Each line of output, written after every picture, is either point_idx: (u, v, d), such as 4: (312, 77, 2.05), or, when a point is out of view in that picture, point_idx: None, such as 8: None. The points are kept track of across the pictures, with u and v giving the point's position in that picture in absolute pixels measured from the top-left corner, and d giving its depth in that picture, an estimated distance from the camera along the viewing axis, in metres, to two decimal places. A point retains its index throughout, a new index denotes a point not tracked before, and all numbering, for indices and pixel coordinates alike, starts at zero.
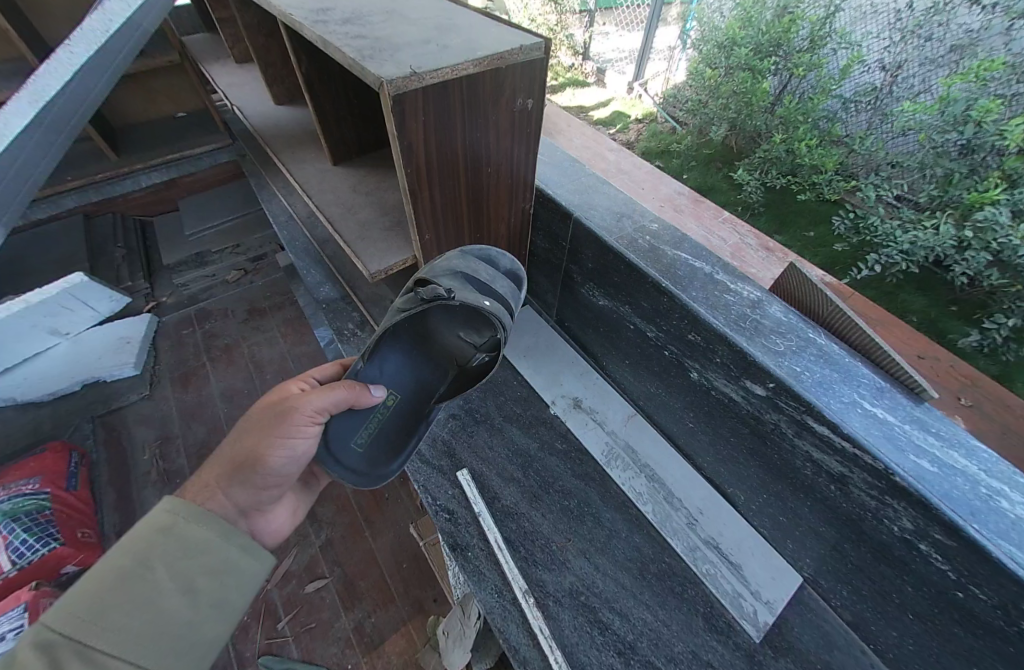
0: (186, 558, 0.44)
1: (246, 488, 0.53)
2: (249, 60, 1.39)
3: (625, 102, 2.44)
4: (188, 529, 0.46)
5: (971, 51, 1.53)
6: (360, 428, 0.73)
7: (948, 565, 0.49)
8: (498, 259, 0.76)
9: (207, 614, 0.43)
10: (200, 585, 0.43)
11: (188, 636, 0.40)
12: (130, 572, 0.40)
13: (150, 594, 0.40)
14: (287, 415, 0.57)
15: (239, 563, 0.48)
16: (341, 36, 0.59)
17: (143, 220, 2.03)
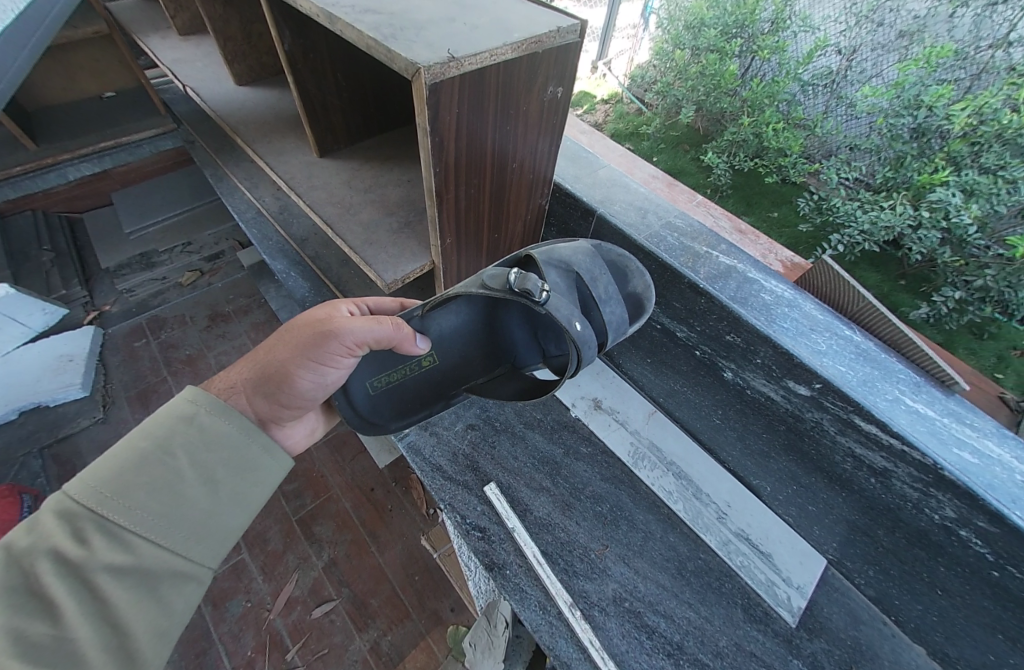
0: (206, 450, 0.43)
1: (270, 400, 0.52)
2: (195, 30, 1.21)
3: (589, 82, 2.34)
4: (206, 421, 0.44)
5: (919, 37, 1.58)
6: (385, 372, 0.70)
7: (987, 548, 0.51)
8: (632, 276, 0.71)
9: (225, 507, 0.43)
10: (218, 478, 0.43)
11: (203, 523, 0.41)
12: (150, 454, 0.40)
13: (168, 480, 0.40)
14: (324, 340, 0.52)
15: (259, 462, 0.46)
16: (347, 9, 0.51)
17: (71, 217, 1.78)
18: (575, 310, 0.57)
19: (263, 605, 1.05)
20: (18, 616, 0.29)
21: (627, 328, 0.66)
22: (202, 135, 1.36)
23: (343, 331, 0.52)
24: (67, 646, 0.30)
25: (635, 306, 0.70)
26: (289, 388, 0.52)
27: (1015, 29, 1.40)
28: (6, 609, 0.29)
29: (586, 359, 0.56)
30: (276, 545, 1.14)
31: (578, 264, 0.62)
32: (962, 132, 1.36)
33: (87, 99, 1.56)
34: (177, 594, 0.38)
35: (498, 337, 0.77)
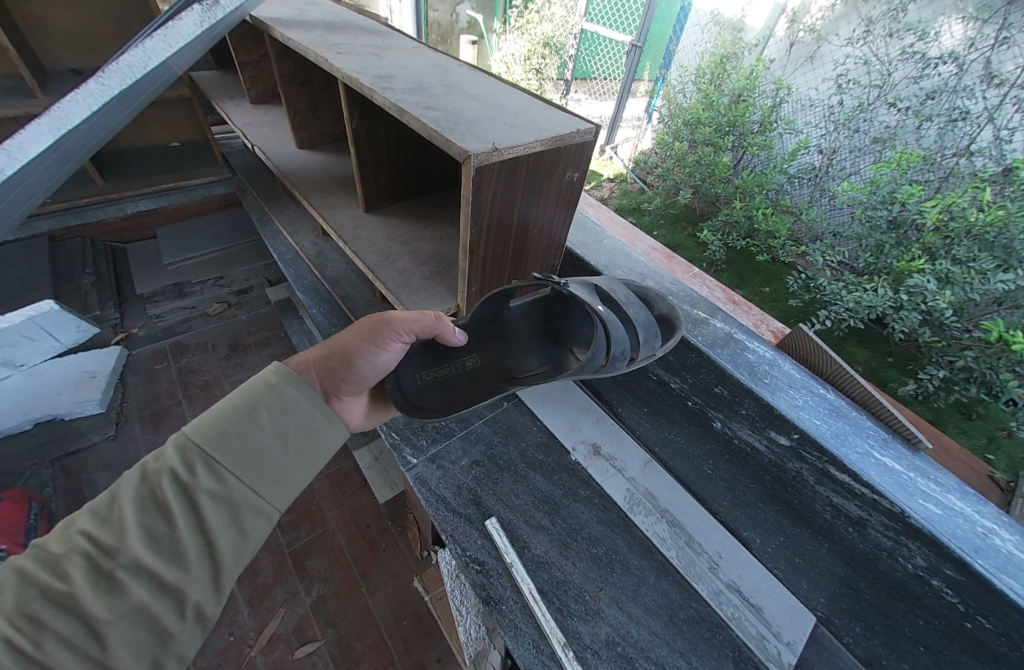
0: (284, 412, 0.49)
1: (333, 374, 0.59)
2: (265, 100, 1.43)
3: (597, 162, 2.63)
4: (285, 387, 0.51)
5: (891, 144, 1.75)
6: (433, 368, 0.79)
7: (957, 598, 0.57)
8: (658, 301, 0.83)
9: (298, 461, 0.48)
10: (293, 436, 0.49)
11: (278, 472, 0.47)
12: (243, 409, 0.47)
13: (254, 431, 0.46)
14: (383, 325, 0.62)
15: (325, 428, 0.52)
16: (413, 105, 0.65)
17: (116, 246, 1.94)
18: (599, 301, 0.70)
19: (246, 640, 1.02)
20: (146, 519, 0.39)
21: (659, 343, 0.73)
22: (254, 184, 1.53)
23: (396, 318, 0.62)
24: (175, 551, 0.39)
25: (668, 325, 0.80)
26: (350, 363, 0.60)
27: (975, 141, 1.59)
28: (138, 512, 0.39)
29: (613, 335, 0.66)
30: (266, 577, 1.12)
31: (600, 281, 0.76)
32: (934, 226, 1.47)
33: (156, 147, 1.78)
34: (256, 529, 0.44)
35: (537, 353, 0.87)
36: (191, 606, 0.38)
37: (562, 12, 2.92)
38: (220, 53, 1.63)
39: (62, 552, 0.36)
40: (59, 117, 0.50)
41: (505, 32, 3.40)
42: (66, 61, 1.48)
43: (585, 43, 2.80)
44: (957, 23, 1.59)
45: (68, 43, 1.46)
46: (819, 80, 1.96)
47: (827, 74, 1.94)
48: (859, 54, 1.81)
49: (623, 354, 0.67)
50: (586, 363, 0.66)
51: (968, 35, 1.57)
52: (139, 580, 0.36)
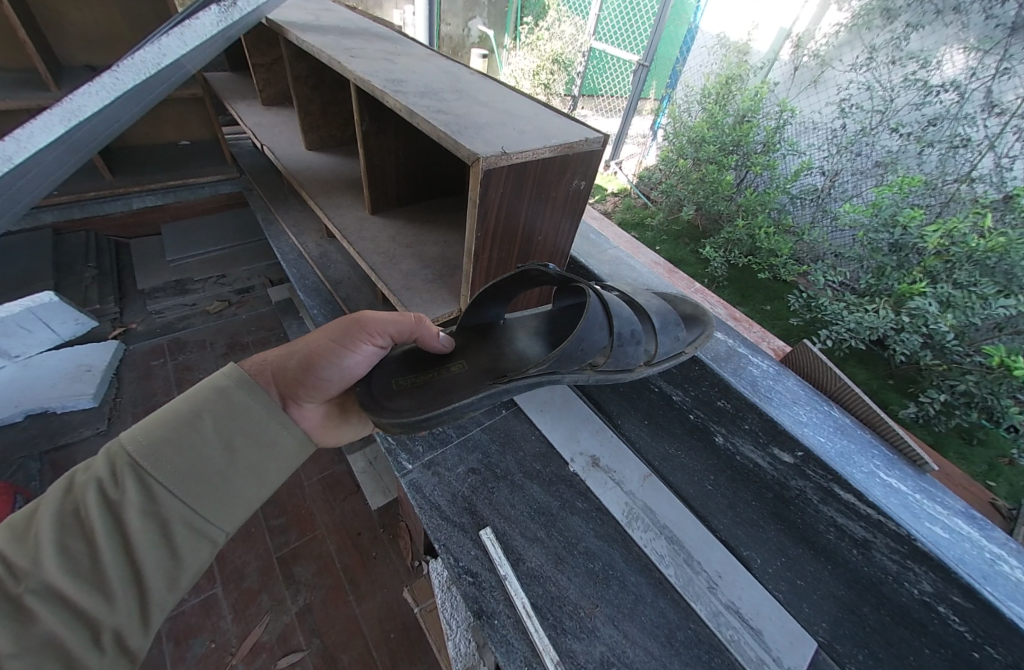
0: (229, 421, 0.49)
1: (293, 373, 0.58)
2: (276, 103, 1.44)
3: (602, 176, 2.66)
4: (236, 393, 0.50)
5: (892, 168, 1.77)
6: (411, 373, 0.70)
7: (965, 626, 0.56)
8: (680, 300, 0.85)
9: (242, 474, 0.48)
10: (237, 447, 0.48)
11: (218, 483, 0.46)
12: (185, 418, 0.47)
13: (195, 442, 0.46)
14: (352, 328, 0.61)
15: (278, 438, 0.52)
16: (424, 108, 0.65)
17: (121, 241, 1.94)
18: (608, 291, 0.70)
19: (227, 648, 0.99)
20: (65, 537, 0.38)
21: (682, 331, 0.73)
22: (261, 184, 1.54)
23: (367, 317, 0.62)
24: (95, 572, 0.38)
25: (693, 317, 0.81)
26: (313, 363, 0.58)
27: (976, 167, 1.60)
28: (58, 531, 0.38)
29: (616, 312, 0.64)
30: (252, 583, 1.09)
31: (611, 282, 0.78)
32: (935, 250, 1.48)
33: (167, 145, 1.79)
34: (189, 547, 0.44)
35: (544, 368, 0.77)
36: (109, 632, 0.38)
37: (572, 30, 2.99)
38: (235, 56, 1.66)
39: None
40: (71, 109, 0.49)
41: (515, 48, 3.46)
42: (83, 57, 1.51)
43: (592, 60, 2.85)
44: (959, 52, 1.62)
45: (86, 40, 1.48)
46: (822, 104, 1.99)
47: (830, 97, 1.97)
48: (861, 80, 1.85)
49: (632, 334, 0.66)
50: (596, 338, 0.63)
51: (970, 65, 1.60)
52: (50, 606, 0.35)
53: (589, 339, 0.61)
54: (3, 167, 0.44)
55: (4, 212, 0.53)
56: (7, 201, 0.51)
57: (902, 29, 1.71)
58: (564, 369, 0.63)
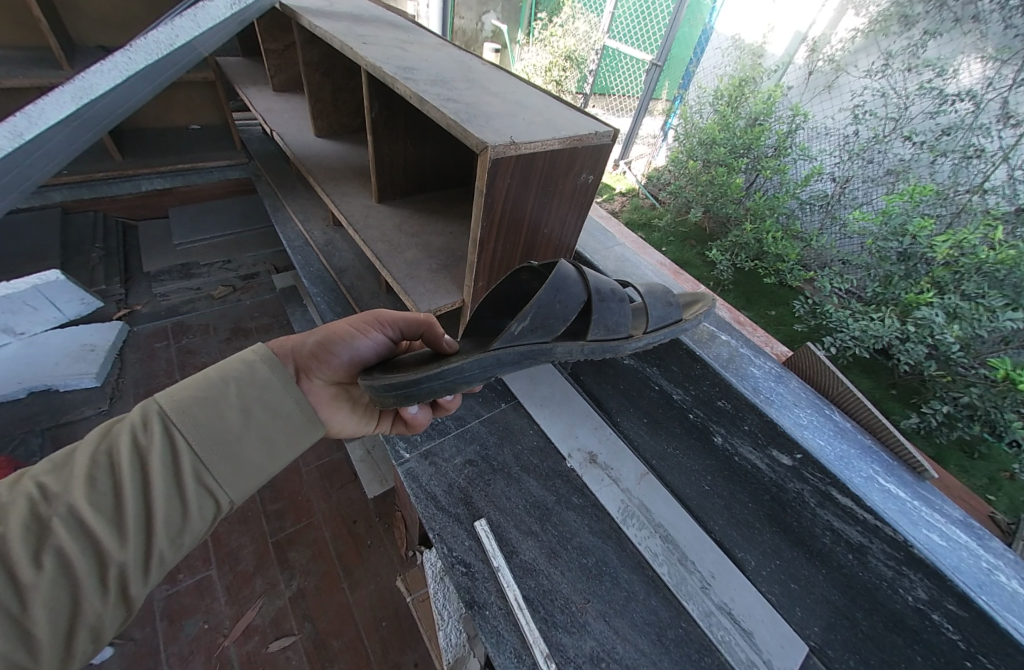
0: (251, 385, 0.48)
1: (308, 350, 0.59)
2: (287, 89, 1.44)
3: (611, 176, 2.64)
4: (259, 363, 0.50)
5: (904, 177, 1.75)
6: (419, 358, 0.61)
7: (959, 635, 0.56)
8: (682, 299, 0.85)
9: (255, 442, 0.47)
10: (254, 414, 0.48)
11: (231, 448, 0.46)
12: (213, 379, 0.47)
13: (217, 402, 0.46)
14: (367, 313, 0.62)
15: (293, 411, 0.51)
16: (434, 96, 0.65)
17: (128, 223, 1.95)
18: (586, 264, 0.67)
19: (220, 629, 1.00)
20: (94, 475, 0.40)
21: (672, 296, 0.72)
22: (270, 171, 1.54)
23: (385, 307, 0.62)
24: (117, 513, 0.39)
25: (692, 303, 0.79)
26: (325, 342, 0.59)
27: (988, 179, 1.58)
28: (88, 465, 0.40)
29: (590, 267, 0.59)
30: (247, 566, 1.10)
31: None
32: (944, 260, 1.46)
33: (177, 129, 1.80)
34: (198, 506, 0.43)
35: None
36: (116, 571, 0.38)
37: (585, 28, 2.97)
38: (247, 41, 1.65)
39: (5, 496, 0.35)
40: (83, 87, 0.48)
41: (528, 44, 3.44)
42: (96, 37, 1.51)
43: (606, 58, 2.82)
44: (976, 62, 1.61)
45: (101, 21, 1.49)
46: (836, 109, 1.97)
47: (844, 103, 1.94)
48: (876, 86, 1.83)
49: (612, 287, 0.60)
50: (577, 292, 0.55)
51: (987, 75, 1.59)
52: (71, 536, 0.36)
53: (564, 291, 0.53)
54: (14, 144, 0.43)
55: (19, 187, 0.53)
56: (22, 175, 0.51)
57: (919, 36, 1.70)
58: (549, 329, 0.53)
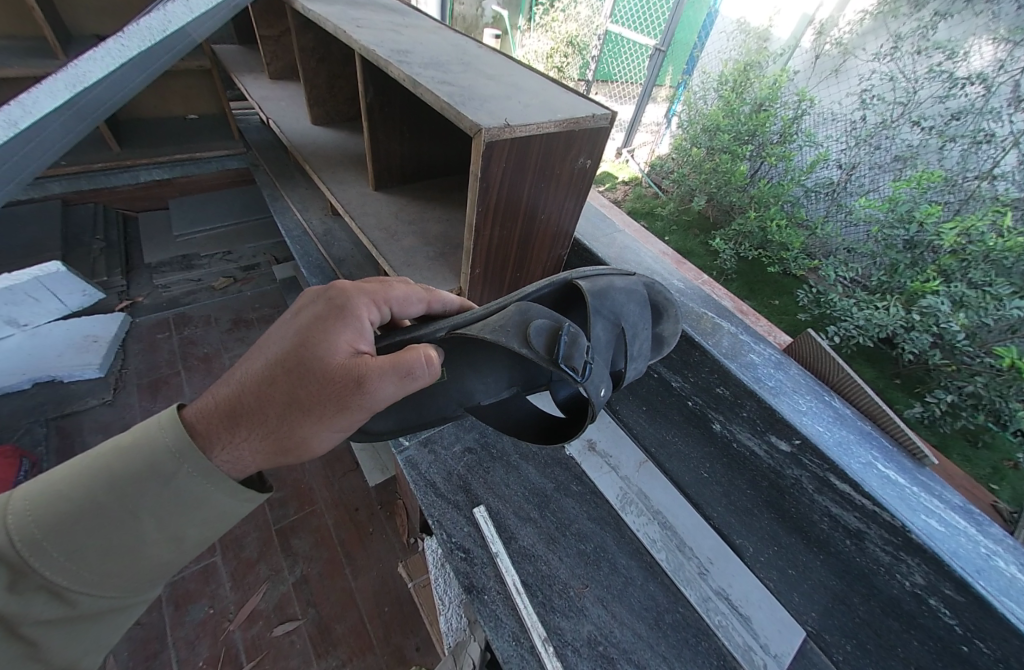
0: (173, 510, 0.39)
1: (282, 460, 0.44)
2: (283, 77, 1.43)
3: (613, 165, 2.61)
4: (185, 482, 0.39)
5: (911, 163, 1.72)
6: None
7: (955, 620, 0.55)
8: (667, 319, 0.74)
9: (185, 553, 0.41)
10: (182, 534, 0.40)
11: (153, 566, 0.40)
12: (114, 508, 0.37)
13: (126, 536, 0.37)
14: (354, 412, 0.45)
15: (232, 513, 0.43)
16: (428, 79, 0.64)
17: (128, 214, 1.95)
18: (605, 375, 0.57)
19: (225, 614, 1.01)
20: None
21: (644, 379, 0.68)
22: (268, 161, 1.53)
23: (376, 402, 0.45)
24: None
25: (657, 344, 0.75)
26: (308, 450, 0.45)
27: (998, 164, 1.54)
28: None
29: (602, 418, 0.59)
30: (251, 553, 1.12)
31: (625, 319, 0.63)
32: (951, 249, 1.43)
33: (175, 119, 1.79)
34: (109, 619, 0.38)
35: (517, 365, 0.76)
36: None
37: (587, 13, 2.92)
38: (243, 28, 1.63)
39: None
40: (76, 75, 0.46)
41: (529, 30, 3.37)
42: (91, 25, 1.49)
43: (608, 44, 2.77)
44: (988, 44, 1.56)
45: (95, 8, 1.47)
46: (843, 94, 1.93)
47: (851, 88, 1.90)
48: (884, 70, 1.79)
49: None
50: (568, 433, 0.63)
51: (999, 57, 1.53)
52: None
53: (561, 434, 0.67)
54: (7, 135, 0.42)
55: (20, 177, 0.52)
56: (21, 164, 0.50)
57: (929, 18, 1.65)
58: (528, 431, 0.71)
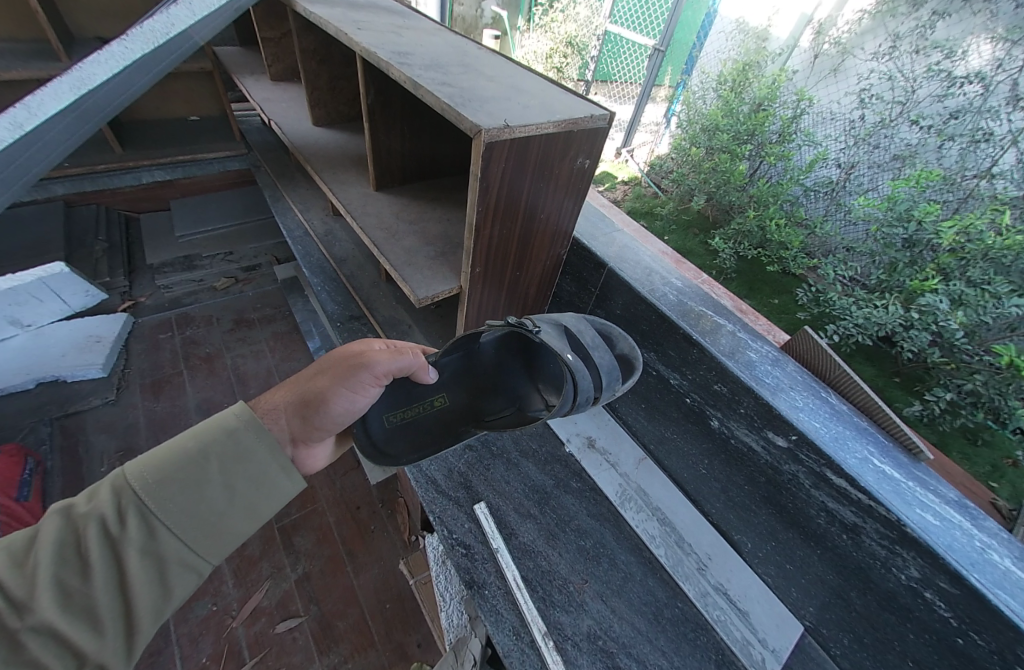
0: (238, 462, 0.44)
1: (305, 423, 0.52)
2: (284, 78, 1.44)
3: (612, 165, 2.62)
4: (245, 436, 0.45)
5: (910, 162, 1.72)
6: (401, 407, 0.72)
7: (950, 613, 0.55)
8: (618, 340, 0.80)
9: (242, 516, 0.43)
10: (240, 490, 0.43)
11: (218, 526, 0.42)
12: (193, 458, 0.42)
13: (200, 485, 0.41)
14: (360, 371, 0.55)
15: (281, 480, 0.46)
16: (428, 81, 0.64)
17: (130, 215, 1.96)
18: (566, 347, 0.65)
19: (228, 611, 1.02)
20: (60, 569, 0.34)
21: (619, 384, 0.71)
22: (269, 162, 1.54)
23: (375, 361, 0.56)
24: (89, 605, 0.34)
25: (627, 365, 0.77)
26: (322, 410, 0.53)
27: (997, 163, 1.54)
28: (57, 563, 0.34)
29: (581, 385, 0.63)
30: (253, 551, 1.12)
31: (568, 319, 0.72)
32: (949, 247, 1.44)
33: (177, 120, 1.80)
34: (181, 583, 0.39)
35: (506, 386, 0.80)
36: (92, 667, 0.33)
37: (587, 13, 2.92)
38: (243, 30, 1.64)
39: None
40: (80, 77, 0.47)
41: (528, 31, 3.36)
42: (93, 28, 1.50)
43: (607, 44, 2.78)
44: (986, 43, 1.56)
45: (97, 11, 1.48)
46: (841, 94, 1.93)
47: (849, 87, 1.91)
48: (883, 69, 1.80)
49: (587, 400, 0.65)
50: (551, 411, 0.64)
51: (997, 56, 1.54)
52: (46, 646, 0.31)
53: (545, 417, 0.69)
54: (13, 137, 0.43)
55: (26, 178, 0.53)
56: (26, 165, 0.50)
57: (927, 18, 1.66)
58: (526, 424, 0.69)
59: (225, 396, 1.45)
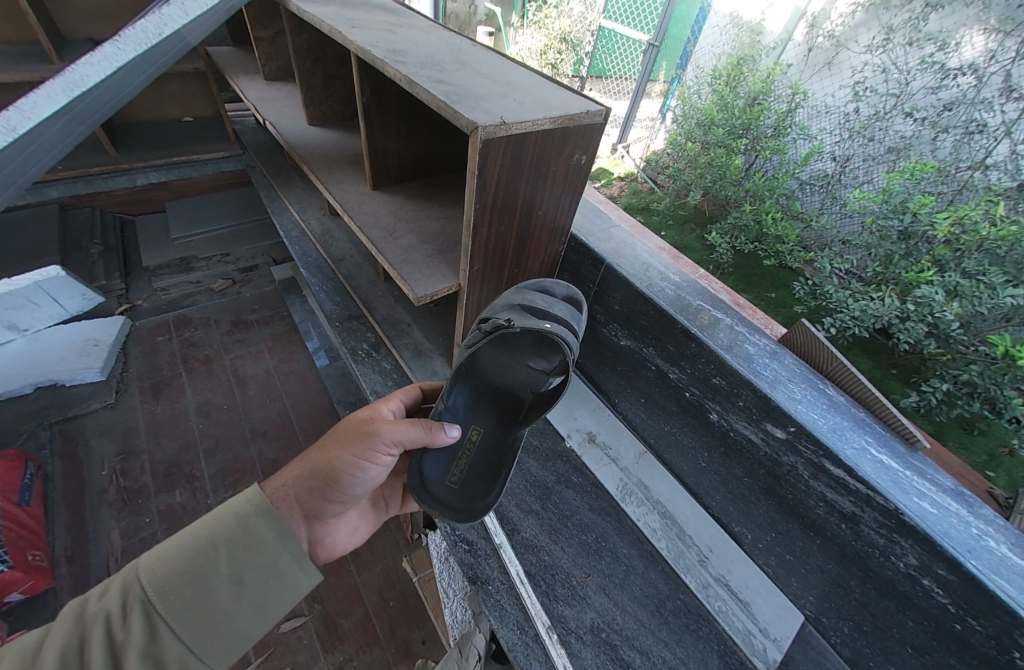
0: (246, 552, 0.46)
1: (315, 493, 0.54)
2: (279, 77, 1.43)
3: (608, 161, 2.60)
4: (255, 523, 0.48)
5: (905, 154, 1.73)
6: (452, 466, 0.75)
7: (948, 599, 0.56)
8: (555, 287, 0.79)
9: (247, 612, 0.44)
10: (247, 582, 0.45)
11: (223, 625, 0.43)
12: (204, 550, 0.44)
13: (208, 579, 0.43)
14: (370, 442, 0.56)
15: (288, 569, 0.48)
16: (424, 79, 0.64)
17: (124, 217, 1.95)
18: (539, 320, 0.66)
19: None
20: None
21: (581, 324, 0.74)
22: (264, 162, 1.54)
23: (383, 432, 0.57)
24: None
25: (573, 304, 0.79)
26: (335, 484, 0.55)
27: (991, 154, 1.55)
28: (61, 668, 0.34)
29: (569, 343, 0.66)
30: None
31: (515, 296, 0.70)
32: (945, 239, 1.44)
33: (170, 121, 1.79)
34: None
35: None
36: None
37: (581, 8, 2.90)
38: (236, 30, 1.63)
39: None
40: (73, 79, 0.47)
41: (522, 26, 3.33)
42: (84, 29, 1.49)
43: (601, 39, 2.78)
44: (979, 34, 1.57)
45: (87, 12, 1.46)
46: (836, 87, 1.94)
47: (844, 80, 1.91)
48: (877, 61, 1.80)
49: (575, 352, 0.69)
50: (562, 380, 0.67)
51: (990, 48, 1.55)
52: None
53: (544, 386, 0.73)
54: (9, 139, 0.43)
55: (22, 179, 0.53)
56: (23, 165, 0.50)
57: (920, 9, 1.66)
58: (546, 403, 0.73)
59: (224, 398, 1.45)
